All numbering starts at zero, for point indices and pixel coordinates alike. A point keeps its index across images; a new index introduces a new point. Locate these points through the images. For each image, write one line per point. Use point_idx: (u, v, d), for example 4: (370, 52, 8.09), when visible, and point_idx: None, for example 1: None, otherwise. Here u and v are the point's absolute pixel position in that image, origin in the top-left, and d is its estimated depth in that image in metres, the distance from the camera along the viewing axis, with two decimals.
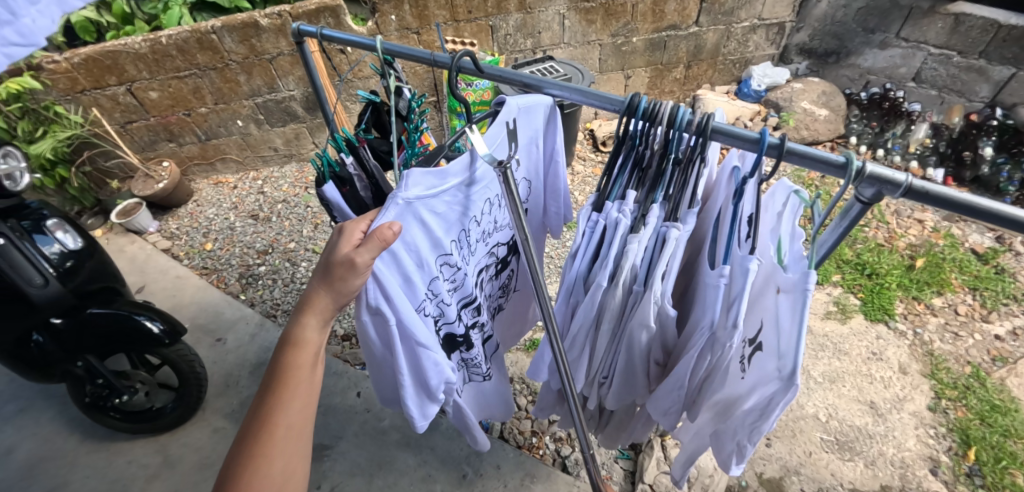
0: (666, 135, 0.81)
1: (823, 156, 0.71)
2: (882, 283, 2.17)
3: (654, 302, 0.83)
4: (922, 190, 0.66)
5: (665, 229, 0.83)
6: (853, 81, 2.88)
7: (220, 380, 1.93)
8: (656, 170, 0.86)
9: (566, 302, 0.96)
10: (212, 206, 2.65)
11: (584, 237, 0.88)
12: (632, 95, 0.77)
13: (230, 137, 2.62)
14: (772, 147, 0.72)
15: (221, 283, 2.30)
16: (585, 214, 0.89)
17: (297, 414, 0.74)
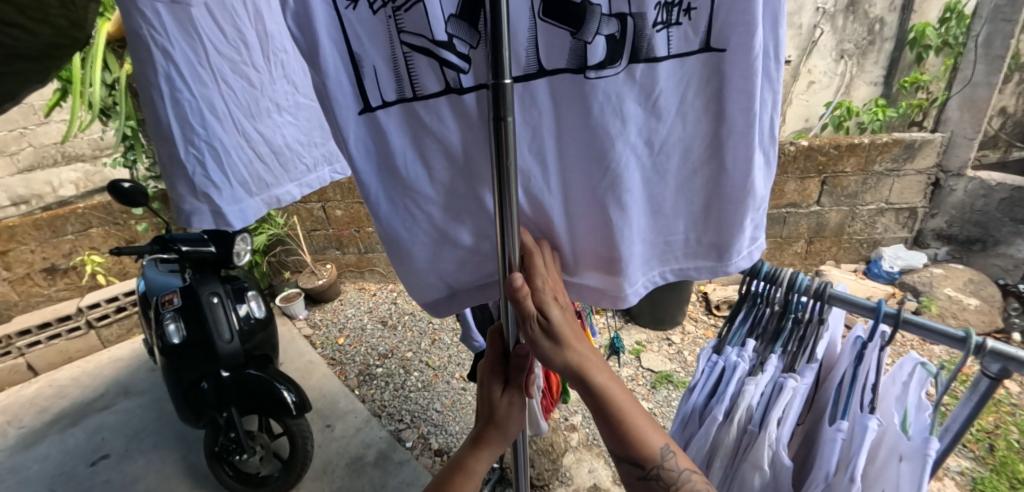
0: (786, 297, 0.93)
1: (940, 329, 0.77)
2: None
3: (769, 445, 0.81)
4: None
5: (782, 377, 0.87)
6: (1007, 271, 2.62)
7: (319, 465, 2.06)
8: (776, 325, 0.95)
9: (681, 432, 0.96)
10: (352, 307, 3.08)
11: (703, 374, 0.95)
12: (755, 261, 0.95)
13: (383, 254, 3.15)
14: (886, 316, 0.80)
15: (342, 374, 2.57)
16: (705, 354, 0.98)
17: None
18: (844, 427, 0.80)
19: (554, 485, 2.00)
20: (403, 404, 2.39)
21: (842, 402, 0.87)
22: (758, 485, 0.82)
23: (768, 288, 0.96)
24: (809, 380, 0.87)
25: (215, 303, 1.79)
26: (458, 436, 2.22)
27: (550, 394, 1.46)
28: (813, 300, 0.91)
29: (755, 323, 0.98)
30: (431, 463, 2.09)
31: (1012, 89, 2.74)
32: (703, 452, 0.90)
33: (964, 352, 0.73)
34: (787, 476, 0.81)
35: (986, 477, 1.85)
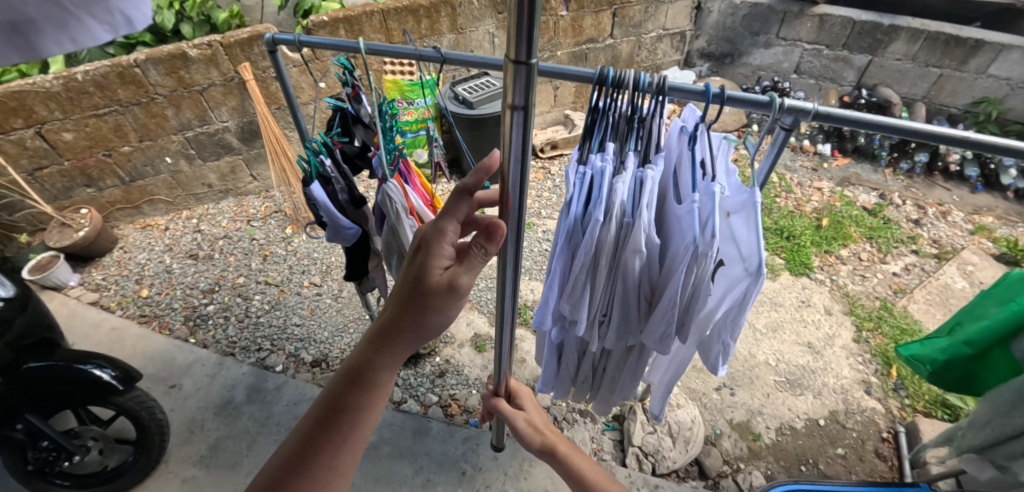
0: (631, 100, 0.84)
1: (752, 99, 0.84)
2: (798, 242, 2.40)
3: (644, 230, 0.80)
4: (828, 113, 0.83)
5: (640, 172, 0.83)
6: (747, 78, 3.26)
7: (182, 427, 1.78)
8: (626, 126, 0.88)
9: (565, 247, 0.85)
10: (142, 251, 2.46)
11: (574, 188, 0.83)
12: (600, 68, 0.82)
13: (158, 176, 2.48)
14: (714, 98, 0.82)
15: (165, 329, 2.14)
16: (571, 168, 0.85)
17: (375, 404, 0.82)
18: (696, 199, 0.84)
19: (441, 348, 2.08)
20: (255, 333, 2.12)
21: (685, 179, 0.91)
22: (639, 264, 0.82)
23: (613, 99, 0.85)
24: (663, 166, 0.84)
25: None
26: (331, 341, 2.10)
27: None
28: (655, 96, 0.84)
29: (604, 130, 0.88)
30: (312, 375, 1.98)
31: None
32: (589, 254, 0.84)
33: (772, 113, 0.83)
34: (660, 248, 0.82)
35: None
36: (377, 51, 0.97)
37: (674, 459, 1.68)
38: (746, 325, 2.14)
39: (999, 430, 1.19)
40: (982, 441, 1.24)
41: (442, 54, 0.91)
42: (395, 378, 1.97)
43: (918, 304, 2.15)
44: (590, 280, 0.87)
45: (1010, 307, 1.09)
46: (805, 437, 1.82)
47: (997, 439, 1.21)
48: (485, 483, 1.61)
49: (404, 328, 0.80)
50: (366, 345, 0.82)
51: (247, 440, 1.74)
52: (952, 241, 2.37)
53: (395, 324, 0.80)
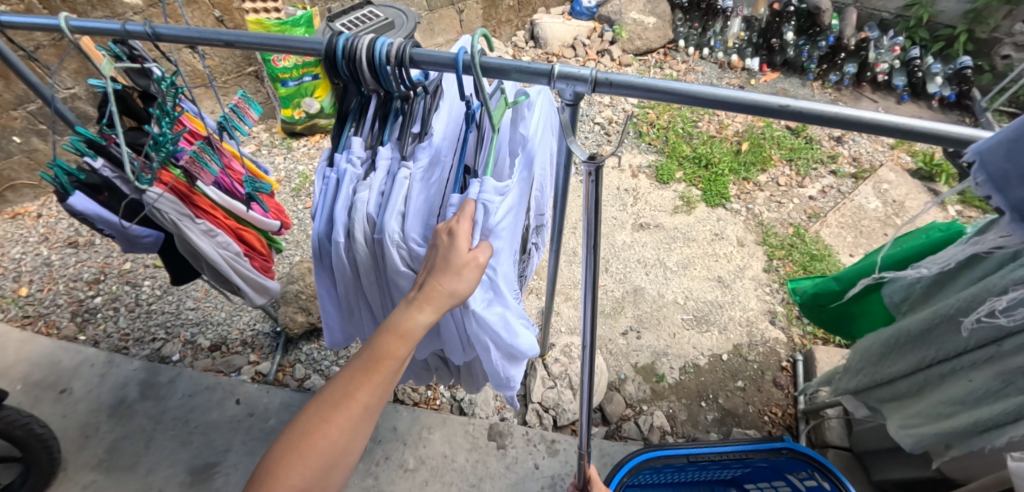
0: (377, 77, 0.66)
1: (517, 67, 0.63)
2: (716, 171, 2.32)
3: (396, 246, 0.67)
4: (607, 80, 0.63)
5: (396, 170, 0.68)
6: None
7: (76, 432, 1.69)
8: (382, 109, 0.71)
9: (324, 267, 0.74)
10: (14, 244, 2.25)
11: (319, 196, 0.70)
12: (327, 38, 0.64)
13: (11, 158, 2.22)
14: (464, 69, 0.63)
15: (51, 328, 1.99)
16: (318, 171, 0.71)
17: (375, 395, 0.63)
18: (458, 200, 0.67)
19: None
20: (148, 322, 2.02)
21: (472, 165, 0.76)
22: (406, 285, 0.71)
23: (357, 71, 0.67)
24: (424, 163, 0.69)
25: None
26: (229, 322, 2.02)
27: (256, 254, 1.27)
28: (400, 71, 0.65)
29: (361, 114, 0.72)
30: (211, 361, 1.91)
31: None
32: (350, 273, 0.73)
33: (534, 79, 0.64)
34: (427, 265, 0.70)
35: (664, 164, 2.37)
36: (85, 30, 0.77)
37: (575, 411, 1.69)
38: (657, 265, 2.11)
39: (869, 376, 1.09)
40: (857, 385, 1.13)
41: (149, 29, 0.72)
42: (298, 354, 1.92)
43: (831, 228, 2.11)
44: (364, 296, 0.79)
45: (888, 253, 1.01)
46: (708, 373, 1.84)
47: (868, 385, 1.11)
48: (385, 456, 1.60)
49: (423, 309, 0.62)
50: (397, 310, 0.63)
51: (145, 438, 1.68)
52: (871, 157, 2.34)
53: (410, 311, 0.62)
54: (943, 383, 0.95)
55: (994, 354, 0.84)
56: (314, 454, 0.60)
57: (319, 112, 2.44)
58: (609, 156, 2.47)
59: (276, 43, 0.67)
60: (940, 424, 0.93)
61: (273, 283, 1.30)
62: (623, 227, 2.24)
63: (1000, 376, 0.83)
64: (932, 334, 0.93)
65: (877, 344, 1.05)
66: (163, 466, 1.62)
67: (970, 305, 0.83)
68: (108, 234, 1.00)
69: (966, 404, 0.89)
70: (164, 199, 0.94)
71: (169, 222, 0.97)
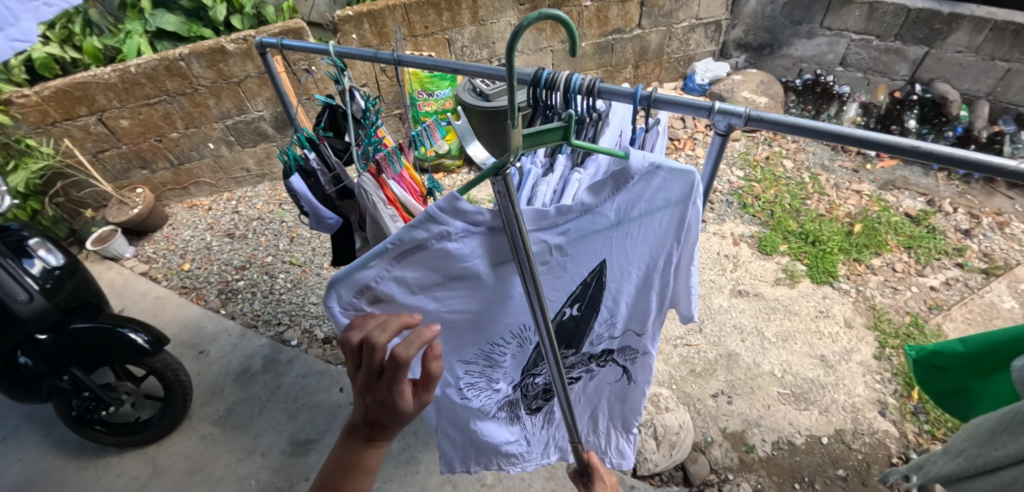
0: (565, 102, 0.83)
1: (685, 101, 0.79)
2: (824, 249, 2.28)
3: None
4: (760, 117, 0.77)
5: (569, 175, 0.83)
6: (787, 70, 3.05)
7: (205, 389, 1.97)
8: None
9: None
10: (188, 229, 2.73)
11: None
12: (535, 69, 0.82)
13: (202, 160, 2.75)
14: (642, 101, 0.79)
15: (201, 300, 2.36)
16: None
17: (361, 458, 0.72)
18: None
19: None
20: (277, 308, 2.30)
21: None
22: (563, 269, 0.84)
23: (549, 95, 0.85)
24: (593, 170, 0.83)
25: None
26: None
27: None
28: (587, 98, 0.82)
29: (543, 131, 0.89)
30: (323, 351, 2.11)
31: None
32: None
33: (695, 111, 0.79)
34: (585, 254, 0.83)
35: (768, 235, 2.37)
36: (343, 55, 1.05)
37: (656, 462, 1.66)
38: (754, 333, 2.07)
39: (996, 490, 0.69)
40: None
41: (395, 57, 0.96)
42: None
43: (955, 322, 1.96)
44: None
45: None
46: (804, 454, 1.73)
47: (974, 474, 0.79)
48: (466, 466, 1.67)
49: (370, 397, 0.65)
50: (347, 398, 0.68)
51: (258, 405, 1.90)
52: (1006, 255, 2.17)
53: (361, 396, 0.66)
54: None
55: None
56: None
57: (448, 152, 2.77)
58: (710, 221, 2.51)
59: (490, 72, 0.87)
60: None
61: None
62: (720, 291, 2.24)
63: None
64: None
65: (988, 419, 0.76)
66: (268, 433, 1.82)
67: None
68: (305, 212, 1.23)
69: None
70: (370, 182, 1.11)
71: (370, 204, 1.13)
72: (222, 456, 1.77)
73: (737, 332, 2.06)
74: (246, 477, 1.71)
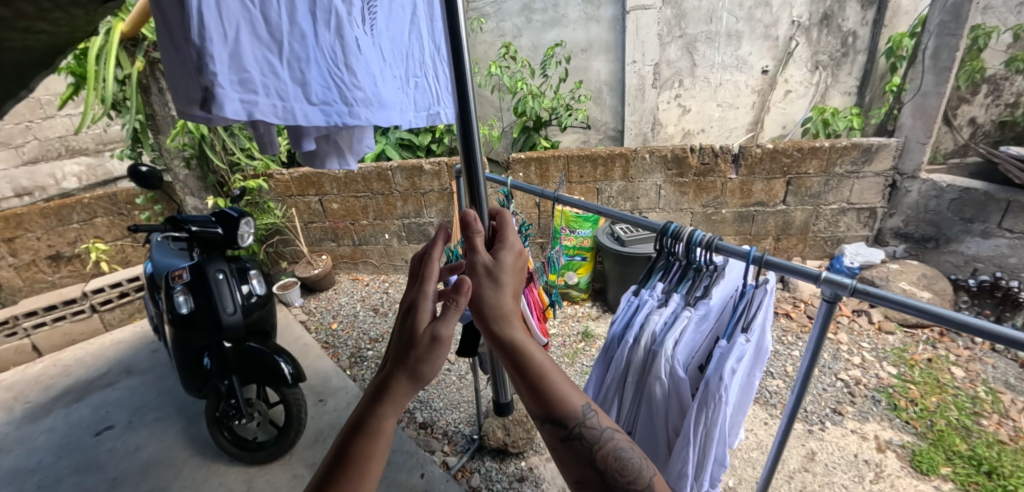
0: (686, 250, 1.01)
1: (795, 267, 0.89)
2: (1005, 485, 1.84)
3: (665, 359, 0.96)
4: (867, 291, 0.84)
5: (680, 313, 1.00)
6: (958, 268, 2.79)
7: (312, 434, 2.20)
8: (681, 273, 1.06)
9: (603, 357, 1.09)
10: (345, 296, 3.27)
11: (621, 311, 1.08)
12: (663, 222, 1.02)
13: (375, 246, 3.37)
14: (754, 260, 0.90)
15: (335, 356, 2.73)
16: (624, 298, 1.09)
17: (388, 421, 0.77)
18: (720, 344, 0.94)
19: (529, 454, 2.12)
20: None
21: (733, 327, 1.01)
22: (660, 392, 0.98)
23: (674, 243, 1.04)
24: (703, 312, 0.99)
25: (220, 279, 1.96)
26: (441, 411, 2.38)
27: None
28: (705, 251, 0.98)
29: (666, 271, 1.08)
30: (416, 433, 2.26)
31: (981, 102, 2.97)
32: (622, 369, 1.04)
33: (807, 276, 0.88)
34: (683, 384, 0.96)
35: (924, 449, 2.00)
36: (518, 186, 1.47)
37: None
38: None
39: None
40: None
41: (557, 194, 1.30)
42: (479, 464, 2.08)
43: None
44: (620, 394, 1.06)
45: None
46: None
47: None
48: None
49: (399, 380, 0.77)
50: (368, 397, 0.79)
51: None
52: None
53: (390, 377, 0.77)
54: None
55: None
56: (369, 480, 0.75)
57: (575, 283, 3.03)
58: (849, 416, 2.21)
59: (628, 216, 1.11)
60: None
61: None
62: None
63: None
64: None
65: None
66: None
67: None
68: None
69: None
70: None
71: None
72: None
73: None
74: None
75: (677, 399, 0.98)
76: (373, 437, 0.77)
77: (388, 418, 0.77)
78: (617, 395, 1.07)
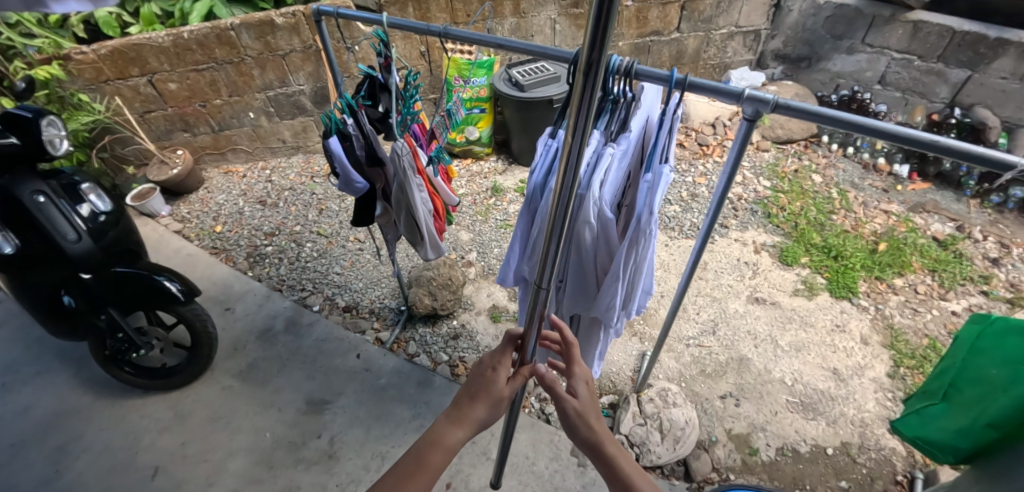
0: (602, 80, 0.88)
1: (719, 87, 0.84)
2: (847, 264, 2.28)
3: (593, 204, 0.86)
4: (786, 105, 0.81)
5: (602, 150, 0.87)
6: (824, 85, 3.05)
7: (229, 344, 2.06)
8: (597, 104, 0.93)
9: (522, 213, 0.94)
10: (222, 193, 2.84)
11: (539, 156, 0.89)
12: (577, 50, 0.87)
13: (241, 128, 2.87)
14: (676, 84, 0.84)
15: (229, 260, 2.46)
16: (539, 141, 0.91)
17: (445, 443, 0.91)
18: (647, 178, 0.85)
19: (460, 313, 2.21)
20: (301, 274, 2.39)
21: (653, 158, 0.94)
22: (590, 236, 0.90)
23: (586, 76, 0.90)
24: (624, 147, 0.88)
25: (43, 202, 1.56)
26: (363, 292, 2.31)
27: (436, 217, 1.53)
28: (623, 79, 0.87)
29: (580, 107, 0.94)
30: (342, 319, 2.20)
31: None
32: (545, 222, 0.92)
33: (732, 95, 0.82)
34: (611, 226, 0.89)
35: (790, 246, 2.37)
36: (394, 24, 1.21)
37: (660, 455, 1.68)
38: (767, 340, 2.07)
39: None
40: None
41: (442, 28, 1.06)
42: (413, 333, 2.13)
43: None
44: (547, 247, 0.96)
45: None
46: (807, 462, 1.73)
47: None
48: (472, 440, 1.72)
49: (467, 412, 0.93)
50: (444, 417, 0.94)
51: (278, 363, 1.99)
52: None
53: (460, 406, 0.94)
54: None
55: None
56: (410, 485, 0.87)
57: (478, 139, 2.86)
58: (733, 228, 2.52)
59: (539, 50, 0.96)
60: None
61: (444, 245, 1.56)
62: (737, 296, 2.24)
63: None
64: None
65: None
66: (286, 390, 1.91)
67: None
68: (337, 174, 1.35)
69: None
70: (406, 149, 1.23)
71: (400, 169, 1.26)
72: (240, 407, 1.85)
73: (750, 337, 2.06)
74: (262, 428, 1.79)
75: (605, 242, 0.92)
76: (430, 452, 0.90)
77: (445, 437, 0.91)
78: (542, 251, 0.96)
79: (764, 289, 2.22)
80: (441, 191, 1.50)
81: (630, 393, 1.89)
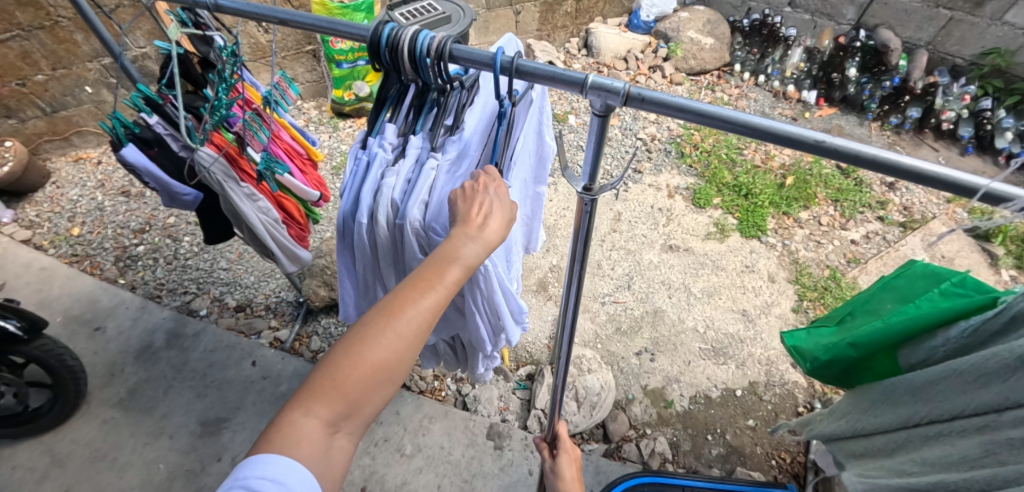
0: (415, 68, 0.67)
1: (554, 74, 0.61)
2: (756, 202, 2.27)
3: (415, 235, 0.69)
4: (643, 97, 0.59)
5: (423, 161, 0.70)
6: (736, 9, 2.90)
7: (103, 370, 1.81)
8: (418, 99, 0.73)
9: (342, 239, 0.77)
10: (75, 187, 2.43)
11: (348, 174, 0.73)
12: (373, 26, 0.65)
13: (81, 106, 2.41)
14: (500, 71, 0.62)
15: (95, 269, 2.14)
16: (350, 152, 0.74)
17: (408, 322, 0.60)
18: None
19: None
20: (182, 275, 2.14)
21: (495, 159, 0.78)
22: None
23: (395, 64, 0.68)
24: (452, 155, 0.72)
25: None
26: (256, 286, 2.12)
27: (293, 222, 1.33)
28: (438, 67, 0.66)
29: (398, 102, 0.75)
30: (234, 321, 2.01)
31: None
32: (370, 251, 0.76)
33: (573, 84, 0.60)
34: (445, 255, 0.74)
35: (703, 187, 2.32)
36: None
37: (577, 424, 1.64)
38: (681, 289, 2.07)
39: (850, 424, 0.95)
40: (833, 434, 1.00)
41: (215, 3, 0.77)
42: (315, 326, 1.97)
43: (869, 275, 2.04)
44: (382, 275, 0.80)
45: (908, 307, 0.84)
46: (718, 407, 1.78)
47: (846, 432, 0.96)
48: (385, 438, 1.63)
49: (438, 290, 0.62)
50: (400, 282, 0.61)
51: (164, 385, 1.79)
52: (924, 209, 2.25)
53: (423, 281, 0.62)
54: (924, 445, 0.80)
55: (989, 422, 0.71)
56: (344, 389, 0.57)
57: (368, 96, 2.55)
58: (647, 173, 2.44)
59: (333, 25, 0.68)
60: (899, 480, 0.80)
61: (305, 254, 1.38)
62: (652, 246, 2.20)
63: (980, 445, 0.71)
64: (936, 386, 0.78)
65: (887, 390, 0.87)
66: (177, 413, 1.73)
67: (987, 362, 0.70)
68: (153, 188, 1.05)
69: (939, 469, 0.76)
70: (210, 157, 1.00)
71: (213, 181, 1.04)
72: (126, 440, 1.66)
73: (664, 289, 2.05)
74: (154, 460, 1.62)
75: None
76: (383, 344, 0.59)
77: (425, 325, 0.61)
78: (376, 279, 0.81)
79: (677, 236, 2.19)
80: (295, 191, 1.27)
81: (546, 363, 1.86)
